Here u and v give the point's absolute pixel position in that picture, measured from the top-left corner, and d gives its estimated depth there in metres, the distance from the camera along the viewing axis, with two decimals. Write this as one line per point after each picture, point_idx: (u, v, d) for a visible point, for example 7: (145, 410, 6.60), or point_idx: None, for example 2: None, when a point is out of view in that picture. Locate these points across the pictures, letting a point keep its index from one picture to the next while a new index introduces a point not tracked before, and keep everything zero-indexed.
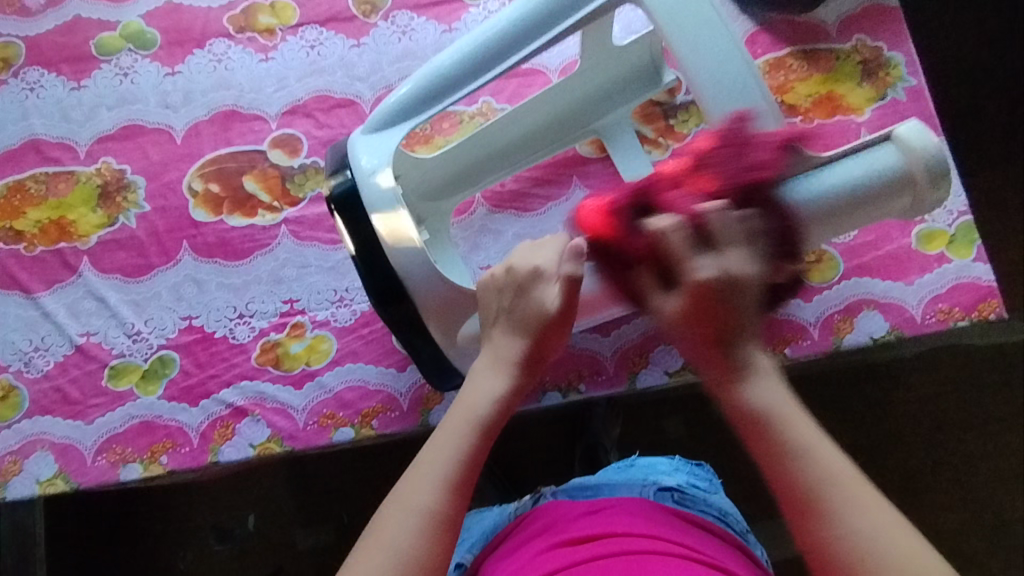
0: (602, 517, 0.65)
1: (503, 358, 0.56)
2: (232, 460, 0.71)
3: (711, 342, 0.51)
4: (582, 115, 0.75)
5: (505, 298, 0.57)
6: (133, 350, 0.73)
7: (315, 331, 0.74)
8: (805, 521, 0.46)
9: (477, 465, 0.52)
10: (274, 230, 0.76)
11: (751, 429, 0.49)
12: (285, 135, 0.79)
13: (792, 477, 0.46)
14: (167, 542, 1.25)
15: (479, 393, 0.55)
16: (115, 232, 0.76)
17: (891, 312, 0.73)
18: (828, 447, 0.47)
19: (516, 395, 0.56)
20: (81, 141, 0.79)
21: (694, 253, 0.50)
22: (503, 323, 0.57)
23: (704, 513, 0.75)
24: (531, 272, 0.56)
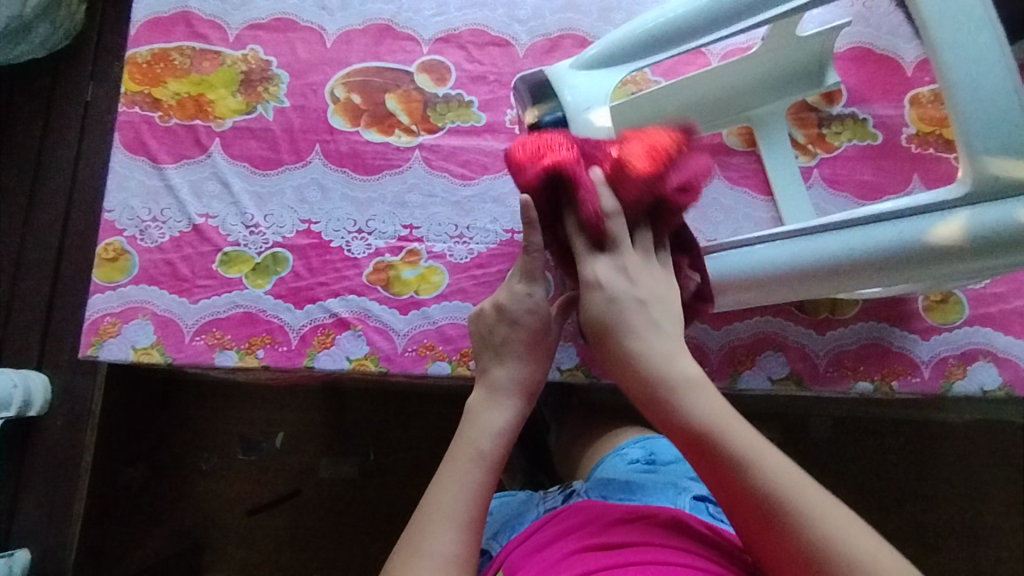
0: (641, 527, 0.61)
1: (501, 389, 0.60)
2: (326, 369, 0.71)
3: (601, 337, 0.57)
4: (740, 100, 0.73)
5: (496, 334, 0.62)
6: (248, 241, 0.73)
7: (429, 262, 0.73)
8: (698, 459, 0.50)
9: (486, 494, 0.55)
10: (407, 153, 0.75)
11: (693, 450, 0.50)
12: (434, 62, 0.78)
13: (749, 503, 0.48)
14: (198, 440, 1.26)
15: (479, 427, 0.58)
16: (251, 121, 0.76)
17: (1007, 367, 0.71)
18: (764, 463, 0.48)
19: (517, 424, 0.59)
20: (232, 25, 0.78)
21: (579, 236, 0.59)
22: (496, 357, 0.62)
23: (737, 529, 0.68)
24: (520, 309, 0.62)
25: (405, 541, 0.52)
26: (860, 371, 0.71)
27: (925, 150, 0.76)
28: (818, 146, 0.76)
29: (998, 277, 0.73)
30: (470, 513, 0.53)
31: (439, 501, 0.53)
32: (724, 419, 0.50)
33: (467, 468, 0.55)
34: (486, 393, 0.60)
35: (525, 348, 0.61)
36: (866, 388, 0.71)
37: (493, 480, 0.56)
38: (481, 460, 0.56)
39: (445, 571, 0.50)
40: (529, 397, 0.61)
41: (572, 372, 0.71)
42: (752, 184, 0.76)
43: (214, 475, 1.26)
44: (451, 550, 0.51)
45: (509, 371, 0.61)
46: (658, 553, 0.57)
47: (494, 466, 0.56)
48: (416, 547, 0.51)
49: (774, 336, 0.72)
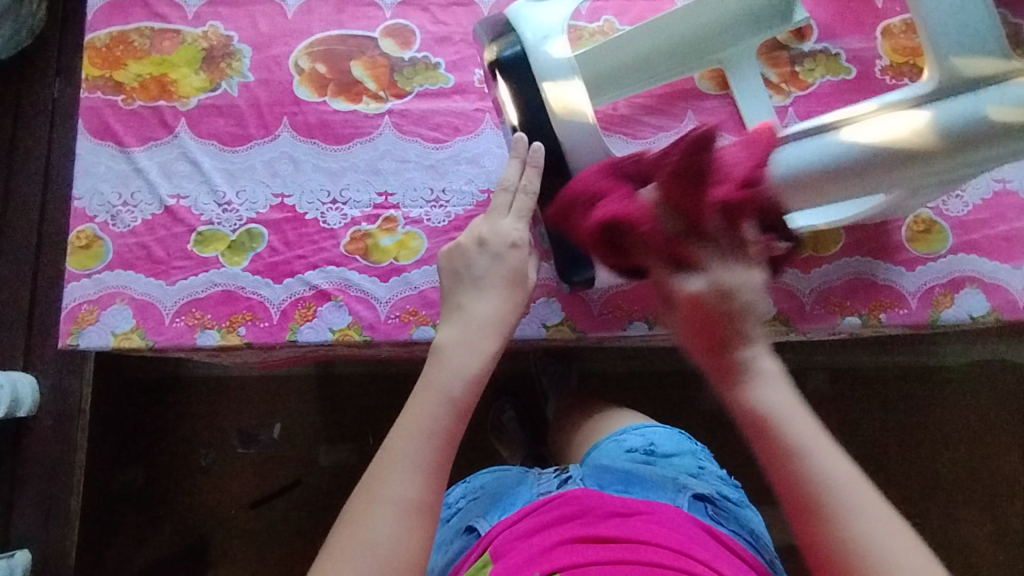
0: (633, 522, 0.61)
1: (477, 323, 0.58)
2: (310, 342, 0.70)
3: (710, 347, 0.52)
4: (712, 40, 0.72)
5: (477, 263, 0.61)
6: (222, 219, 0.72)
7: (407, 228, 0.72)
8: (765, 440, 0.49)
9: (451, 437, 0.53)
10: (377, 120, 0.74)
11: (755, 428, 0.50)
12: (398, 26, 0.76)
13: (796, 477, 0.47)
14: (196, 437, 1.26)
15: (447, 367, 0.56)
16: (216, 98, 0.74)
17: (995, 293, 0.71)
18: (828, 458, 0.48)
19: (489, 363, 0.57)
20: (190, 2, 0.76)
21: (682, 273, 0.53)
22: (474, 289, 0.60)
23: (735, 535, 0.69)
24: (505, 241, 0.61)
25: (365, 485, 0.50)
26: (848, 306, 0.71)
27: (900, 81, 0.75)
28: (792, 84, 0.75)
29: (980, 203, 0.73)
30: (431, 455, 0.51)
31: (397, 448, 0.51)
32: (790, 416, 0.50)
33: (432, 409, 0.53)
34: (460, 324, 0.58)
35: (501, 280, 0.60)
36: (854, 323, 0.71)
37: (458, 423, 0.54)
38: (447, 400, 0.54)
39: (400, 513, 0.48)
40: (506, 329, 0.59)
41: (558, 328, 0.71)
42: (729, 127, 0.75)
43: (214, 471, 1.25)
44: (406, 493, 0.49)
45: (483, 305, 0.59)
46: (647, 552, 0.56)
47: (463, 407, 0.54)
48: (371, 488, 0.49)
49: None
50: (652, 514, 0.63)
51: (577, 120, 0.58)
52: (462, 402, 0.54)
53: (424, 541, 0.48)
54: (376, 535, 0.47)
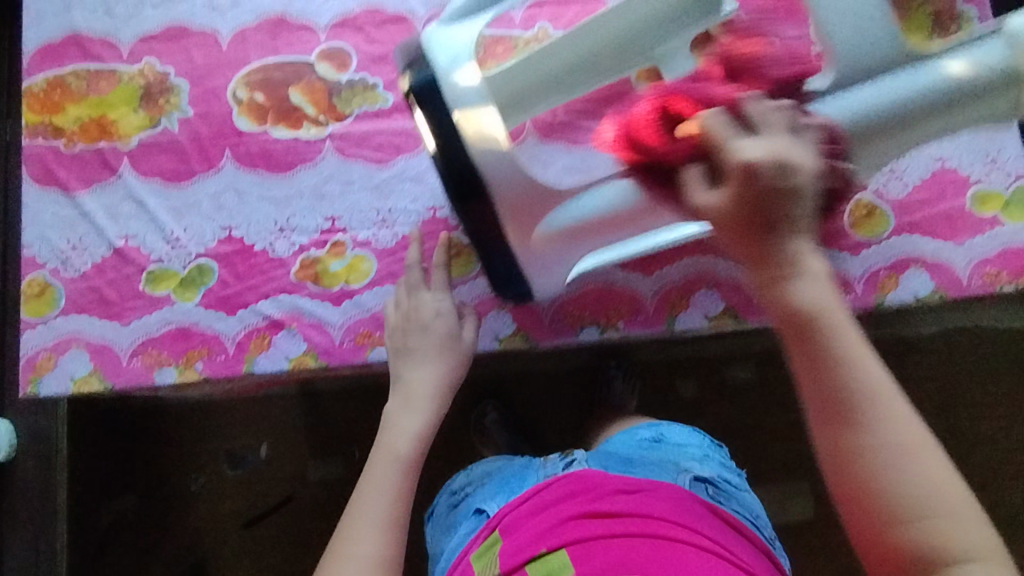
0: (638, 498, 0.62)
1: (420, 397, 0.67)
2: (267, 371, 0.71)
3: (751, 236, 0.43)
4: (648, 36, 0.69)
5: (409, 330, 0.68)
6: (171, 256, 0.72)
7: (356, 250, 0.73)
8: (830, 425, 0.43)
9: (406, 496, 0.62)
10: (319, 145, 0.74)
11: (795, 330, 0.43)
12: (333, 48, 0.76)
13: (828, 372, 0.42)
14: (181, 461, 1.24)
15: (399, 436, 0.65)
16: (157, 135, 0.74)
17: (938, 271, 0.72)
18: (866, 362, 0.43)
19: (430, 430, 0.66)
20: (123, 40, 0.76)
21: (739, 135, 0.44)
22: (411, 357, 0.68)
23: (734, 512, 0.70)
24: (431, 311, 0.68)
25: (334, 547, 0.58)
26: None
27: None
28: None
29: (920, 183, 0.74)
30: (392, 513, 0.59)
31: (361, 516, 0.59)
32: (883, 399, 0.42)
33: (389, 473, 0.62)
34: (402, 400, 0.67)
35: (436, 349, 0.68)
36: None
37: (410, 480, 0.63)
38: (399, 463, 0.63)
39: (371, 567, 0.56)
40: (445, 395, 0.68)
41: (510, 339, 0.72)
42: None
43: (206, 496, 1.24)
44: (372, 554, 0.56)
45: (424, 376, 0.68)
46: (656, 527, 0.59)
47: (413, 464, 0.64)
48: (344, 549, 0.57)
49: (706, 274, 0.72)
50: (654, 489, 0.64)
51: (492, 146, 0.55)
52: (410, 466, 0.64)
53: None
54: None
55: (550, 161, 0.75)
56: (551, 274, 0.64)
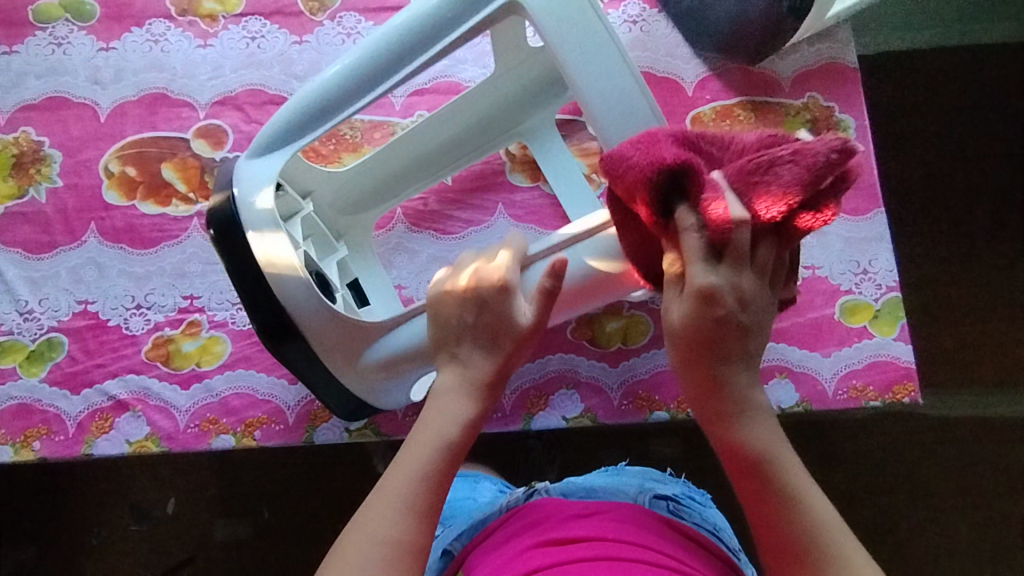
0: (593, 521, 0.55)
1: (472, 380, 0.53)
2: (106, 454, 0.69)
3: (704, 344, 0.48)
4: (506, 117, 0.71)
5: (469, 315, 0.54)
6: (22, 329, 0.71)
7: (210, 332, 0.72)
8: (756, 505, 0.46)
9: (445, 484, 0.49)
10: (185, 223, 0.74)
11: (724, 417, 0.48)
12: (210, 126, 0.77)
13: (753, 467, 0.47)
14: (67, 516, 1.02)
15: (444, 414, 0.51)
16: (24, 205, 0.74)
17: (804, 383, 0.70)
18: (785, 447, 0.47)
19: (482, 419, 0.53)
20: (3, 108, 0.77)
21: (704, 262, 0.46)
22: (469, 341, 0.54)
23: (699, 527, 0.62)
24: (495, 291, 0.54)
25: (334, 557, 0.46)
26: (656, 401, 0.70)
27: None
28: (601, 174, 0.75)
29: None
30: (424, 494, 0.48)
31: (401, 471, 0.49)
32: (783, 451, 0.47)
33: (423, 450, 0.49)
34: (458, 380, 0.53)
35: (494, 338, 0.54)
36: (662, 417, 0.70)
37: (466, 443, 0.51)
38: (465, 425, 0.51)
39: (406, 512, 0.47)
40: (503, 376, 0.54)
41: (361, 432, 0.71)
42: (538, 220, 0.75)
43: (109, 551, 1.02)
44: (398, 520, 0.46)
45: (484, 362, 0.53)
46: (615, 549, 0.51)
47: (473, 431, 0.52)
48: (378, 491, 0.48)
49: (566, 372, 0.71)
50: (611, 512, 0.57)
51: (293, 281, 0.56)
52: (459, 442, 0.51)
53: (425, 533, 0.47)
54: (380, 536, 0.46)
55: (418, 250, 0.75)
56: (389, 396, 0.64)
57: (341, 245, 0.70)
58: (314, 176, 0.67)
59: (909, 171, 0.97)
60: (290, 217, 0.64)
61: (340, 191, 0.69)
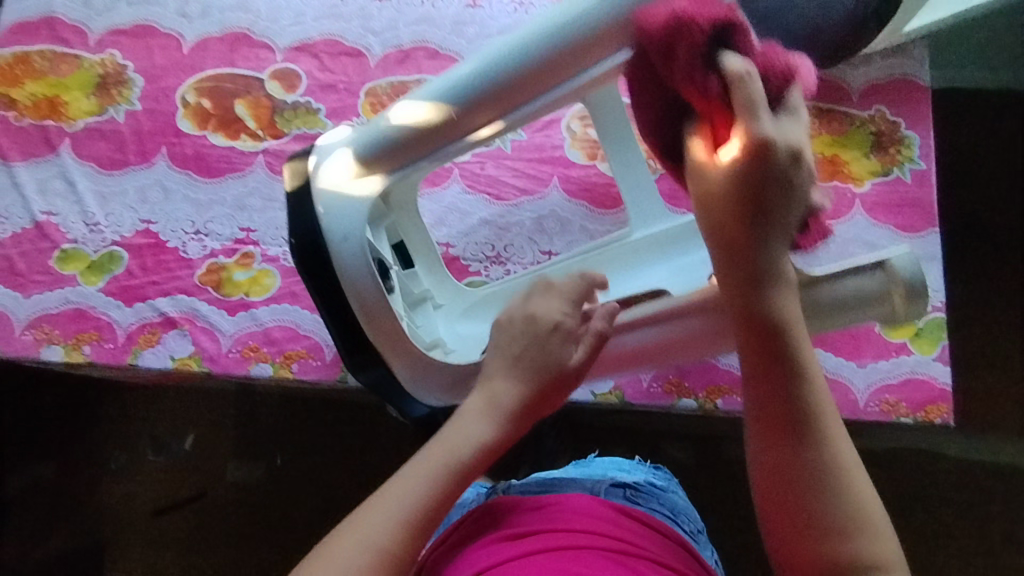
0: (546, 513, 0.55)
1: (499, 406, 0.51)
2: (150, 367, 0.71)
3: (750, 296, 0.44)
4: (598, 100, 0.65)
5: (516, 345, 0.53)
6: (86, 239, 0.74)
7: (262, 265, 0.74)
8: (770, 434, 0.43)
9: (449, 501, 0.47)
10: (251, 158, 0.77)
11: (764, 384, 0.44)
12: (286, 70, 0.79)
13: (792, 431, 0.43)
14: (92, 435, 1.05)
15: (465, 433, 0.49)
16: (102, 122, 0.77)
17: (835, 390, 0.70)
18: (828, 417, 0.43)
19: (504, 445, 0.51)
20: (94, 30, 0.80)
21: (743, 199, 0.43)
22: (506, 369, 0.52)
23: (653, 513, 0.63)
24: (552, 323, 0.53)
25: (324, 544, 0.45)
26: (684, 388, 0.71)
27: None
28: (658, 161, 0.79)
29: None
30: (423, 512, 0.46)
31: (402, 484, 0.47)
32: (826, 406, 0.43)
33: (433, 467, 0.47)
34: (484, 401, 0.51)
35: (539, 369, 0.52)
36: (689, 405, 0.71)
37: (478, 468, 0.49)
38: (479, 447, 0.49)
39: (399, 524, 0.45)
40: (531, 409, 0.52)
41: None
42: (590, 198, 0.76)
43: (125, 477, 1.05)
44: (385, 537, 0.44)
45: (513, 390, 0.52)
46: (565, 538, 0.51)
47: (489, 456, 0.50)
48: (372, 499, 0.46)
49: None
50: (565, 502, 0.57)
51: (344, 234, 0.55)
52: (470, 471, 0.49)
53: (413, 547, 0.45)
54: (363, 546, 0.44)
55: (470, 212, 0.76)
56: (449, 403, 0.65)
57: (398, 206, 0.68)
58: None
59: (962, 203, 0.97)
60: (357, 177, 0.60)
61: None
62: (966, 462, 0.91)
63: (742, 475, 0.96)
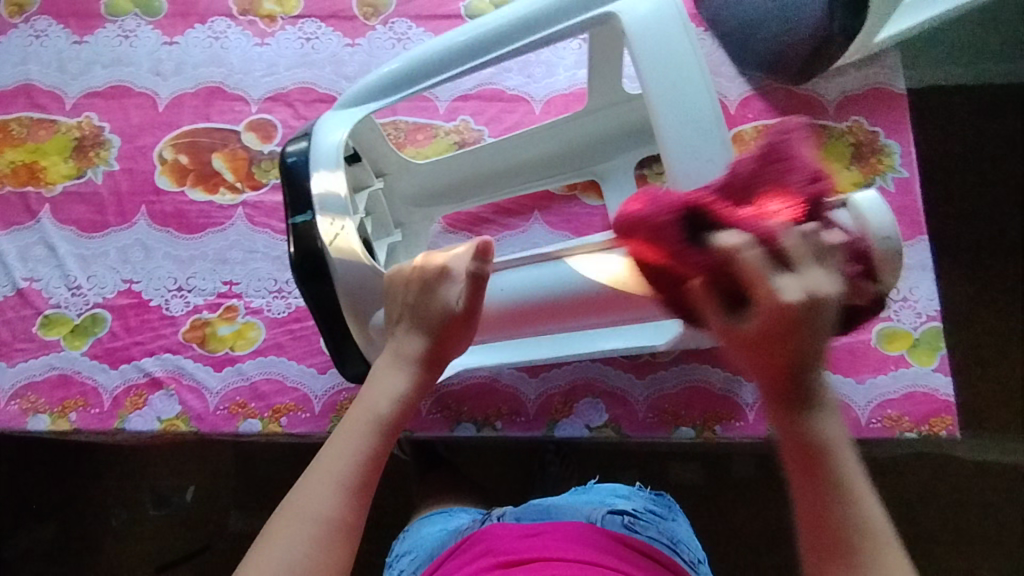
0: (540, 541, 0.55)
1: (410, 356, 0.52)
2: (138, 430, 0.70)
3: (781, 370, 0.40)
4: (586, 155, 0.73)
5: (411, 294, 0.53)
6: (69, 303, 0.74)
7: (246, 318, 0.73)
8: (830, 565, 0.39)
9: (379, 465, 0.47)
10: (230, 211, 0.76)
11: (800, 458, 0.40)
12: (262, 121, 0.79)
13: (826, 516, 0.39)
14: (89, 497, 1.04)
15: (377, 392, 0.50)
16: (81, 185, 0.77)
17: (836, 408, 0.69)
18: (871, 501, 0.40)
19: (417, 393, 0.51)
20: (70, 94, 0.81)
21: (774, 272, 0.39)
22: (406, 320, 0.53)
23: (654, 541, 0.62)
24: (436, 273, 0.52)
25: (289, 499, 0.44)
26: (682, 417, 0.69)
27: None
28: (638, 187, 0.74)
29: None
30: (359, 474, 0.46)
31: (310, 491, 0.44)
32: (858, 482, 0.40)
33: (357, 433, 0.47)
34: (389, 358, 0.52)
35: (427, 317, 0.52)
36: (688, 434, 0.69)
37: (385, 452, 0.48)
38: (375, 428, 0.48)
39: (318, 533, 0.43)
40: (428, 371, 0.52)
41: None
42: (574, 227, 0.74)
43: (125, 537, 1.03)
44: (305, 547, 0.42)
45: (415, 340, 0.52)
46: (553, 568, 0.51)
47: (392, 430, 0.49)
48: (288, 507, 0.44)
49: (591, 382, 0.71)
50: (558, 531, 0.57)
51: (350, 259, 0.58)
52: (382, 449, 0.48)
53: (340, 563, 0.43)
54: (283, 560, 0.42)
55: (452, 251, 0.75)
56: None
57: (399, 232, 0.74)
58: (391, 163, 0.72)
59: (952, 205, 0.95)
60: (358, 189, 0.68)
61: (414, 185, 0.73)
62: (972, 468, 0.90)
63: (752, 495, 0.94)
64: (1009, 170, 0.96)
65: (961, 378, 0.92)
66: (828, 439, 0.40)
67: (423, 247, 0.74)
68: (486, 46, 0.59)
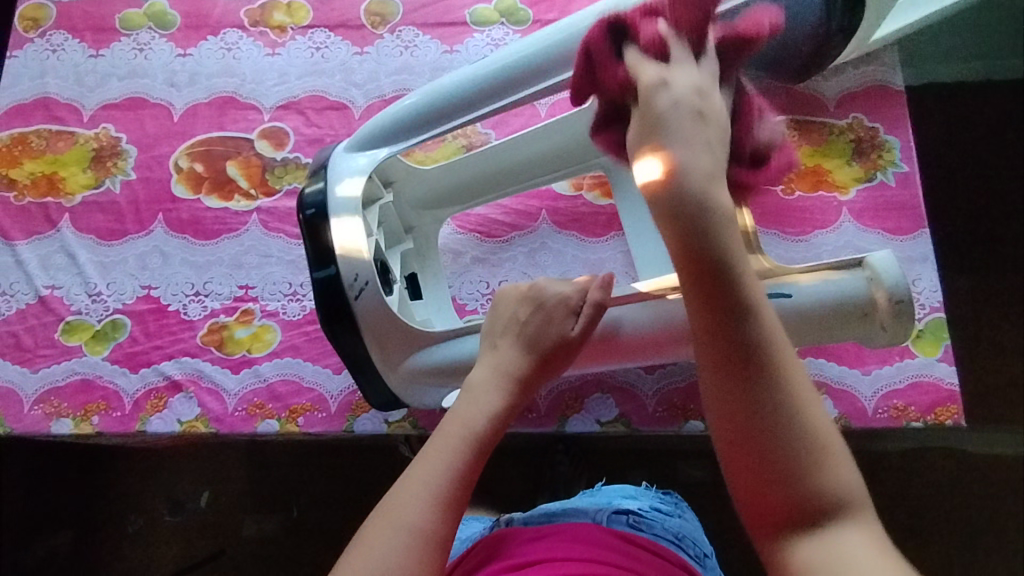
0: (546, 543, 0.56)
1: (508, 374, 0.54)
2: (158, 432, 0.72)
3: (690, 256, 0.44)
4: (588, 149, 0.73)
5: (523, 313, 0.57)
6: (90, 309, 0.76)
7: (262, 321, 0.75)
8: (751, 451, 0.40)
9: (471, 479, 0.48)
10: (245, 217, 0.78)
11: (725, 352, 0.42)
12: (274, 128, 0.81)
13: (754, 399, 0.41)
14: (106, 502, 1.05)
15: (475, 407, 0.52)
16: (99, 195, 0.79)
17: (843, 399, 0.70)
18: (798, 376, 0.42)
19: (511, 413, 0.53)
20: (87, 106, 0.83)
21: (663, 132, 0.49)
22: (512, 337, 0.56)
23: (658, 538, 0.64)
24: (556, 299, 0.56)
25: (385, 503, 0.47)
26: (690, 410, 0.71)
27: None
28: None
29: None
30: (452, 488, 0.47)
31: (402, 503, 0.46)
32: (785, 358, 0.42)
33: (452, 444, 0.49)
34: (491, 373, 0.55)
35: (538, 340, 0.55)
36: (696, 428, 0.70)
37: (477, 466, 0.49)
38: (472, 440, 0.50)
39: (409, 544, 0.45)
40: (524, 388, 0.55)
41: (399, 423, 0.72)
42: (580, 226, 0.77)
43: (141, 541, 1.04)
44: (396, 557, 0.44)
45: (517, 359, 0.55)
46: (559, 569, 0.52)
47: (485, 444, 0.50)
48: (384, 514, 0.46)
49: (601, 378, 0.72)
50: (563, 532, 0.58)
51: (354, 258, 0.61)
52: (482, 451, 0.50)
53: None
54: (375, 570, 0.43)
55: (461, 250, 0.78)
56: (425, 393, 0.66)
57: (410, 238, 0.75)
58: (399, 169, 0.73)
59: (953, 199, 0.97)
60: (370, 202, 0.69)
61: (423, 188, 0.75)
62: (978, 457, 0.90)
63: None
64: (1007, 163, 0.98)
65: (965, 369, 0.93)
66: (746, 321, 0.42)
67: (433, 247, 0.76)
68: (500, 86, 0.60)
